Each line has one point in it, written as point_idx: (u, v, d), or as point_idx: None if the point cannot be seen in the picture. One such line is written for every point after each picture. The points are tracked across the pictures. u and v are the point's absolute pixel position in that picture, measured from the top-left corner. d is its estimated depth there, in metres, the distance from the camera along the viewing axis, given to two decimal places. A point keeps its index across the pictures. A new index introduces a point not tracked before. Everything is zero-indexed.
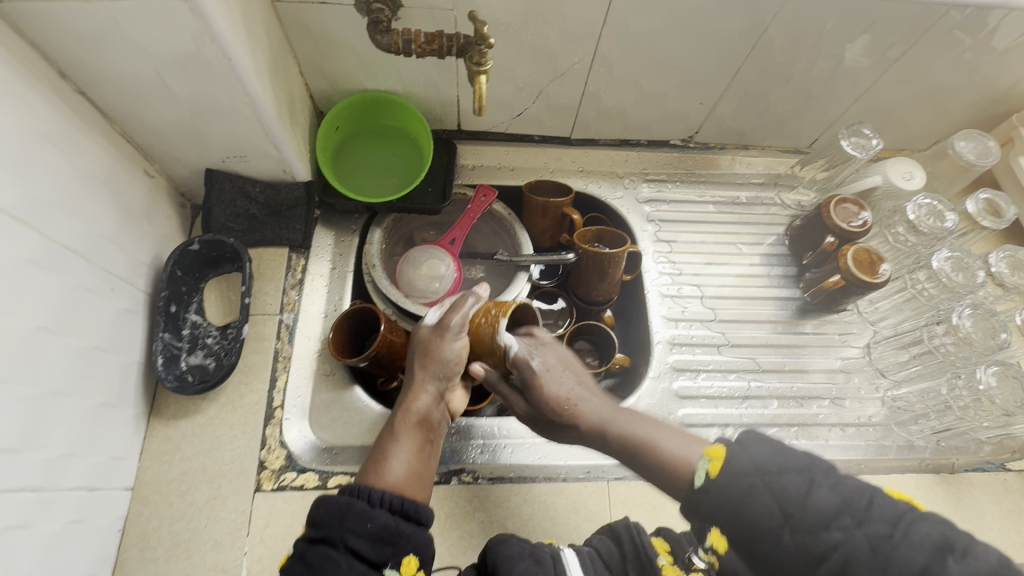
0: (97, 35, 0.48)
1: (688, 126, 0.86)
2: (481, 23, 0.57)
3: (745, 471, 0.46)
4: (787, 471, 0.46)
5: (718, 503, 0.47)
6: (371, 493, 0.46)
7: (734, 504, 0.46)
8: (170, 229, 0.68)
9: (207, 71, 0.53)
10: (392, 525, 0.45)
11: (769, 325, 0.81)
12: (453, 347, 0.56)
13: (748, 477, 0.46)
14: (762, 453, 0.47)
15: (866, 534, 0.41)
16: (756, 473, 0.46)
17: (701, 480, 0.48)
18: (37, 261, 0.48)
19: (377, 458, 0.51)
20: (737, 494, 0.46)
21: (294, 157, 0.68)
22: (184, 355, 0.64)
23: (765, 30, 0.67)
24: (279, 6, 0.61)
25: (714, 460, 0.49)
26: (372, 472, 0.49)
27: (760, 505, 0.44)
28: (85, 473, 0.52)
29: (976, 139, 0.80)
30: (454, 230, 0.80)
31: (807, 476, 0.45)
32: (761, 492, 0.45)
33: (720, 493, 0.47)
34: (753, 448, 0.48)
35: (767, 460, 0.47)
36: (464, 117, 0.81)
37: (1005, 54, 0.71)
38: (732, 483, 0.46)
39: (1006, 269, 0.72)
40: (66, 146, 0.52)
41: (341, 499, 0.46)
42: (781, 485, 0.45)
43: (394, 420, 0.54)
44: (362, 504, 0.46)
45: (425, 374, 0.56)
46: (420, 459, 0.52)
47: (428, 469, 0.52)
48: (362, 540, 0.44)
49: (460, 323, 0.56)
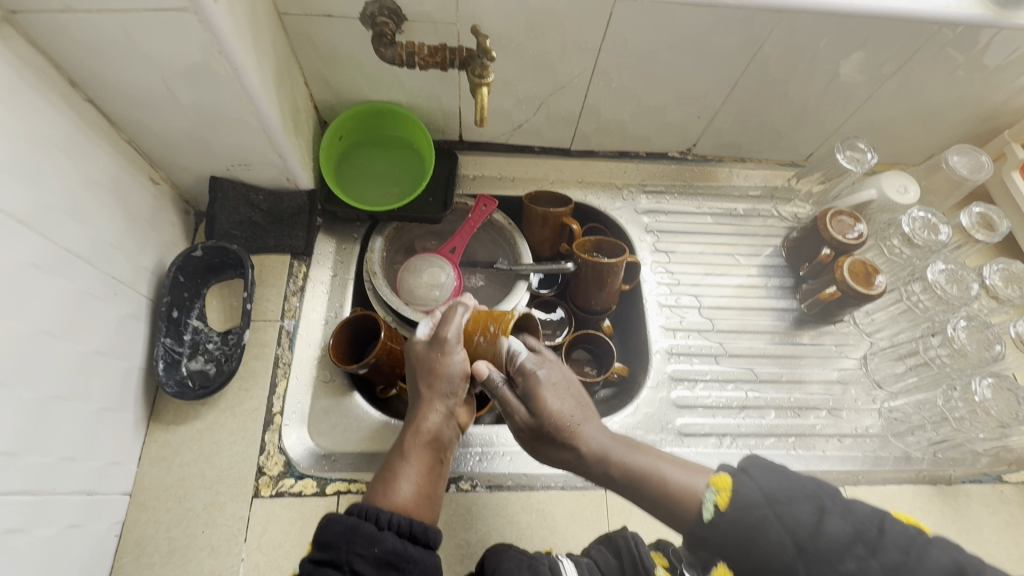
0: (108, 45, 0.49)
1: (685, 139, 0.87)
2: (484, 37, 0.58)
3: (755, 502, 0.45)
4: (796, 500, 0.45)
5: (728, 539, 0.45)
6: (379, 516, 0.46)
7: (747, 539, 0.44)
8: (174, 236, 0.69)
9: (214, 81, 0.54)
10: (400, 549, 0.44)
11: (766, 335, 0.81)
12: (453, 363, 0.57)
13: (759, 508, 0.44)
14: (770, 481, 0.46)
15: (881, 564, 0.41)
16: (766, 503, 0.44)
17: (711, 512, 0.46)
18: (41, 266, 0.48)
19: (385, 478, 0.51)
20: (749, 526, 0.44)
21: (298, 166, 0.69)
22: (185, 360, 0.64)
23: (761, 46, 0.69)
24: (285, 19, 0.63)
25: (721, 490, 0.47)
26: (379, 492, 0.50)
27: (773, 537, 0.43)
28: (84, 478, 0.52)
29: (969, 154, 0.81)
30: (455, 239, 0.81)
31: (817, 504, 0.44)
32: (773, 524, 0.43)
33: (729, 523, 0.45)
34: (762, 477, 0.46)
35: (775, 488, 0.45)
36: (465, 129, 0.82)
37: (997, 72, 0.72)
38: (742, 514, 0.45)
39: (1000, 282, 0.73)
40: (74, 154, 0.53)
41: (349, 519, 0.46)
42: (793, 515, 0.44)
43: (404, 438, 0.55)
44: (371, 526, 0.45)
45: (430, 392, 0.56)
46: (428, 479, 0.52)
47: (435, 490, 0.53)
48: (369, 564, 0.43)
49: (456, 336, 0.57)
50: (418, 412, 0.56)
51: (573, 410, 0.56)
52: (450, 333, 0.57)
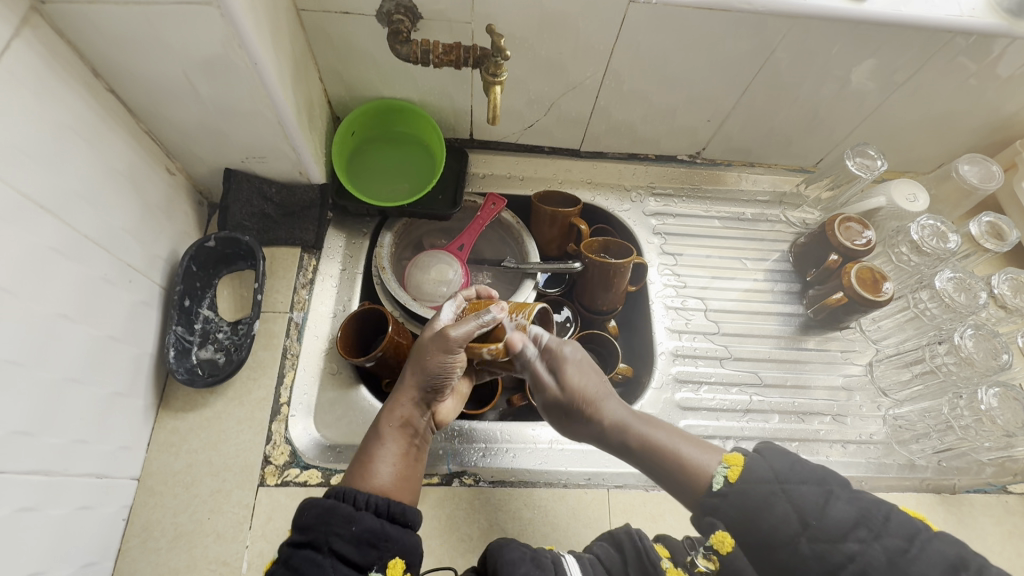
0: (130, 35, 0.50)
1: (695, 142, 0.87)
2: (498, 36, 0.59)
3: (764, 478, 0.47)
4: (805, 482, 0.46)
5: (733, 507, 0.47)
6: (357, 496, 0.47)
7: (751, 510, 0.46)
8: (187, 226, 0.70)
9: (233, 74, 0.55)
10: (377, 529, 0.46)
11: (772, 340, 0.82)
12: (450, 359, 0.55)
13: (766, 483, 0.47)
14: (780, 462, 0.48)
15: (883, 548, 0.42)
16: (775, 481, 0.47)
17: (720, 484, 0.49)
18: (60, 250, 0.49)
19: (363, 461, 0.52)
20: (754, 500, 0.46)
21: (311, 159, 0.70)
22: (195, 349, 0.65)
23: (773, 51, 0.69)
24: (303, 15, 0.64)
25: (732, 465, 0.49)
26: (358, 476, 0.51)
27: (778, 512, 0.45)
28: (95, 460, 0.53)
29: (980, 163, 0.82)
30: (463, 236, 0.82)
31: (825, 488, 0.46)
32: (779, 499, 0.46)
33: (736, 495, 0.48)
34: (773, 458, 0.49)
35: (786, 470, 0.48)
36: (477, 127, 0.83)
37: (1008, 82, 0.72)
38: (750, 487, 0.47)
39: (1008, 291, 0.73)
40: (93, 142, 0.54)
41: (326, 502, 0.47)
42: (799, 495, 0.46)
43: (381, 422, 0.56)
44: (348, 506, 0.46)
45: (412, 378, 0.56)
46: (405, 463, 0.54)
47: (412, 472, 0.55)
48: (347, 543, 0.45)
49: (461, 337, 0.54)
50: (398, 396, 0.57)
51: (596, 388, 0.59)
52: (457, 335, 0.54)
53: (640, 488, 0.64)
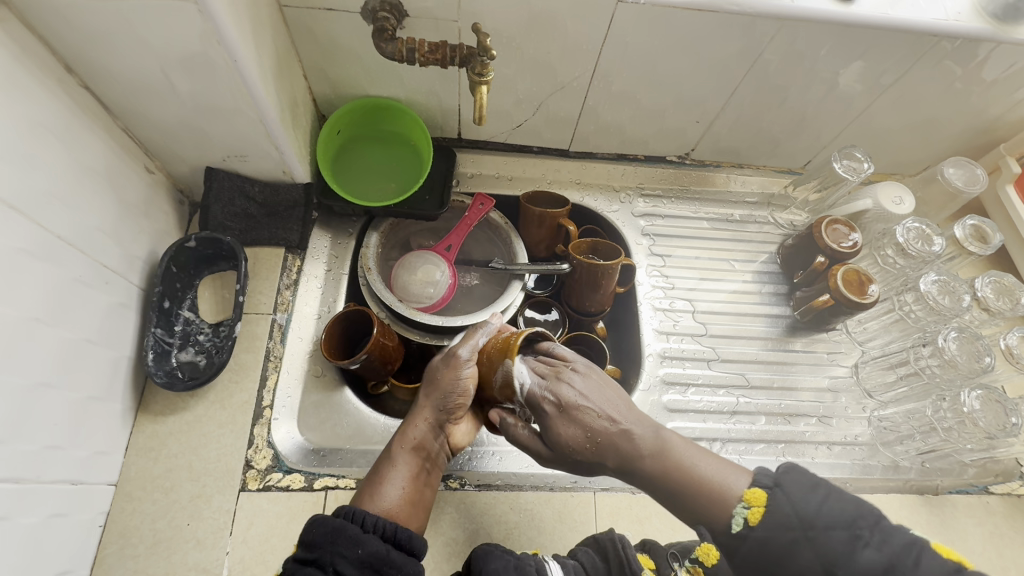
0: (103, 31, 0.49)
1: (683, 143, 0.87)
2: (484, 35, 0.58)
3: (788, 525, 0.44)
4: (833, 526, 0.43)
5: (754, 553, 0.45)
6: (365, 518, 0.47)
7: (773, 557, 0.44)
8: (167, 226, 0.68)
9: (214, 72, 0.54)
10: (381, 553, 0.45)
11: (759, 341, 0.82)
12: (460, 379, 0.57)
13: (790, 530, 0.44)
14: (806, 502, 0.45)
15: None
16: (798, 527, 0.44)
17: (739, 526, 0.46)
18: (32, 252, 0.48)
19: (373, 482, 0.52)
20: (775, 548, 0.44)
21: (295, 159, 0.69)
22: (175, 351, 0.64)
23: (761, 53, 0.69)
24: (286, 12, 0.63)
25: (753, 506, 0.46)
26: (366, 495, 0.51)
27: (802, 560, 0.43)
28: (69, 467, 0.52)
29: (964, 167, 0.82)
30: (450, 237, 0.81)
31: (854, 532, 0.42)
32: (803, 547, 0.43)
33: (756, 540, 0.45)
34: (797, 495, 0.45)
35: (810, 511, 0.44)
36: (464, 126, 0.82)
37: (994, 85, 0.73)
38: (772, 535, 0.44)
39: (991, 294, 0.73)
40: (66, 139, 0.52)
41: (334, 521, 0.46)
42: (824, 540, 0.43)
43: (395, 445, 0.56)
44: (355, 528, 0.46)
45: (425, 401, 0.57)
46: (414, 487, 0.53)
47: (421, 497, 0.53)
48: (351, 565, 0.44)
49: (469, 354, 0.58)
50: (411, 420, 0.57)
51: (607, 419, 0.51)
52: (463, 353, 0.58)
53: (626, 491, 0.64)
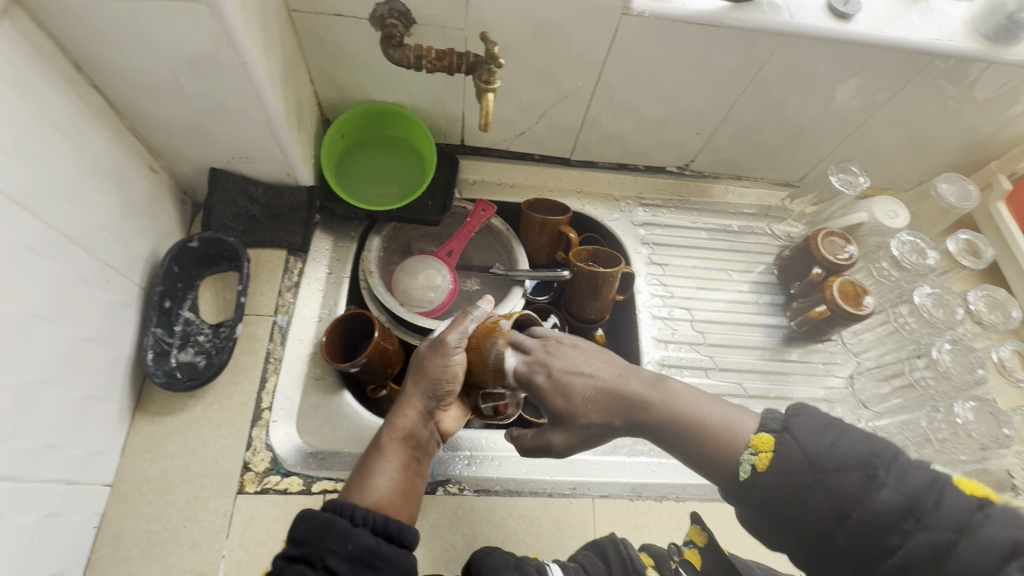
0: (116, 31, 0.49)
1: (683, 155, 0.88)
2: (492, 44, 0.59)
3: (798, 465, 0.41)
4: (846, 468, 0.40)
5: (765, 497, 0.43)
6: (355, 512, 0.46)
7: (781, 499, 0.42)
8: (169, 226, 0.68)
9: (221, 72, 0.54)
10: (373, 547, 0.44)
11: (756, 351, 0.83)
12: (450, 366, 0.55)
13: (800, 472, 0.41)
14: (814, 439, 0.42)
15: (930, 540, 0.36)
16: (810, 471, 0.41)
17: (747, 472, 0.44)
18: (37, 248, 0.48)
19: (362, 474, 0.51)
20: (785, 493, 0.42)
21: (299, 162, 0.69)
22: (174, 351, 0.63)
23: (761, 67, 0.70)
24: (295, 16, 0.63)
25: (762, 451, 0.44)
26: (355, 489, 0.49)
27: (812, 504, 0.41)
28: (65, 466, 0.51)
29: (957, 183, 0.83)
30: (452, 242, 0.81)
31: (868, 472, 0.40)
32: (813, 492, 0.40)
33: (766, 486, 0.43)
34: (807, 438, 0.43)
35: (822, 453, 0.41)
36: (468, 133, 0.83)
37: (985, 104, 0.75)
38: (785, 477, 0.42)
39: (983, 308, 0.74)
40: (73, 136, 0.52)
41: (323, 516, 0.46)
42: (836, 485, 0.40)
43: (381, 436, 0.54)
44: (345, 522, 0.45)
45: (414, 390, 0.55)
46: (405, 476, 0.52)
47: (412, 487, 0.52)
48: (341, 561, 0.43)
49: (459, 341, 0.56)
50: (398, 409, 0.55)
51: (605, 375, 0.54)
52: (453, 338, 0.56)
53: (625, 498, 0.64)
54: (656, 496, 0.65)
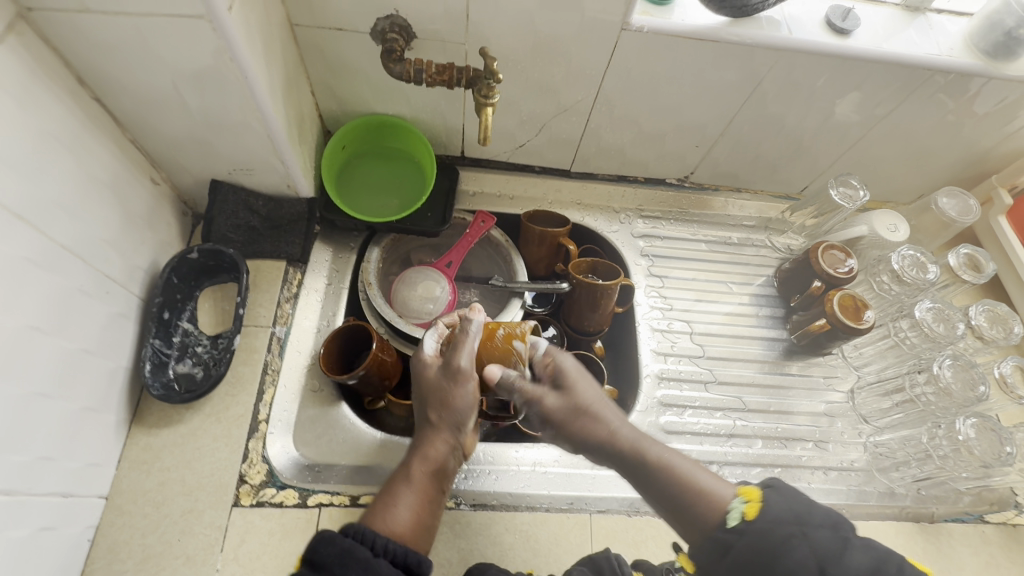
0: (120, 46, 0.50)
1: (683, 167, 0.88)
2: (491, 59, 0.60)
3: (783, 519, 0.43)
4: (823, 526, 0.42)
5: (750, 547, 0.43)
6: (377, 540, 0.44)
7: (765, 549, 0.42)
8: (169, 237, 0.69)
9: (223, 86, 0.55)
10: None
11: (756, 364, 0.82)
12: (466, 394, 0.56)
13: (785, 524, 0.42)
14: (797, 502, 0.44)
15: None
16: (794, 524, 0.43)
17: (735, 519, 0.45)
18: (35, 261, 0.48)
19: (384, 502, 0.49)
20: (772, 540, 0.42)
21: (300, 174, 0.70)
22: (172, 362, 0.63)
23: (760, 81, 0.70)
24: (297, 30, 0.64)
25: (749, 501, 0.46)
26: (377, 516, 0.48)
27: (796, 557, 0.41)
28: (61, 479, 0.51)
29: (957, 197, 0.83)
30: (452, 253, 0.82)
31: (841, 533, 0.42)
32: (799, 542, 0.41)
33: (752, 534, 0.43)
34: (790, 497, 0.45)
35: (801, 510, 0.44)
36: (468, 145, 0.83)
37: (985, 118, 0.75)
38: (769, 527, 0.43)
39: (984, 323, 0.74)
40: (75, 150, 0.53)
41: (344, 542, 0.42)
42: (817, 537, 0.41)
43: (404, 467, 0.53)
44: (366, 551, 0.42)
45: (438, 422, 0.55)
46: (428, 509, 0.51)
47: (432, 520, 0.51)
48: None
49: (469, 365, 0.56)
50: (422, 440, 0.55)
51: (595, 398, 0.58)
52: (465, 363, 0.56)
53: (622, 513, 0.64)
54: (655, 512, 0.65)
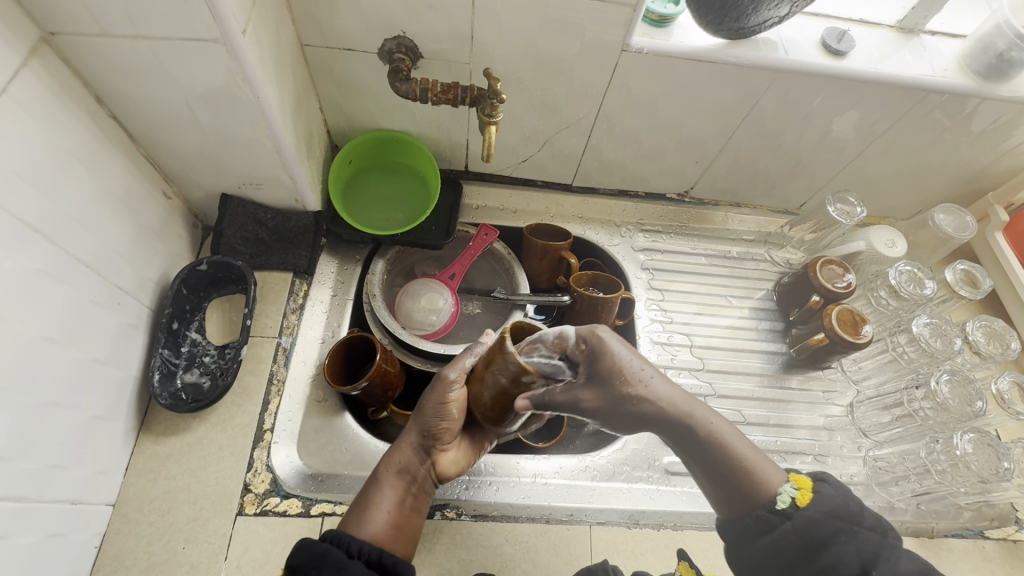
0: (137, 67, 0.52)
1: (683, 182, 0.90)
2: (495, 80, 0.62)
3: (835, 513, 0.48)
4: (871, 527, 0.47)
5: (795, 532, 0.48)
6: (350, 544, 0.48)
7: (810, 537, 0.47)
8: (180, 249, 0.70)
9: (235, 105, 0.56)
10: None
11: (755, 378, 0.83)
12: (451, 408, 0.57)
13: (835, 519, 0.47)
14: (850, 500, 0.49)
15: None
16: (845, 518, 0.48)
17: (786, 502, 0.49)
18: (51, 273, 0.50)
19: (360, 507, 0.54)
20: (822, 531, 0.47)
21: (307, 189, 0.71)
22: (180, 372, 0.65)
23: (758, 101, 0.72)
24: (307, 50, 0.66)
25: (801, 489, 0.50)
26: (353, 521, 0.52)
27: (841, 549, 0.46)
28: (70, 487, 0.52)
29: (954, 214, 0.84)
30: (454, 265, 0.83)
31: (884, 535, 0.47)
32: (845, 537, 0.46)
33: (802, 519, 0.48)
34: (841, 491, 0.50)
35: (853, 508, 0.48)
36: (472, 160, 0.85)
37: (980, 137, 0.76)
38: (820, 517, 0.48)
39: (981, 338, 0.75)
40: (91, 165, 0.54)
41: (321, 546, 0.47)
42: (863, 537, 0.47)
43: (377, 470, 0.57)
44: (340, 554, 0.47)
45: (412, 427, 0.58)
46: (402, 509, 0.54)
47: (409, 520, 0.54)
48: None
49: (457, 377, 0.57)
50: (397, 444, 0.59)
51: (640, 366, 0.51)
52: (452, 376, 0.57)
53: (622, 525, 0.64)
54: (654, 524, 0.65)
